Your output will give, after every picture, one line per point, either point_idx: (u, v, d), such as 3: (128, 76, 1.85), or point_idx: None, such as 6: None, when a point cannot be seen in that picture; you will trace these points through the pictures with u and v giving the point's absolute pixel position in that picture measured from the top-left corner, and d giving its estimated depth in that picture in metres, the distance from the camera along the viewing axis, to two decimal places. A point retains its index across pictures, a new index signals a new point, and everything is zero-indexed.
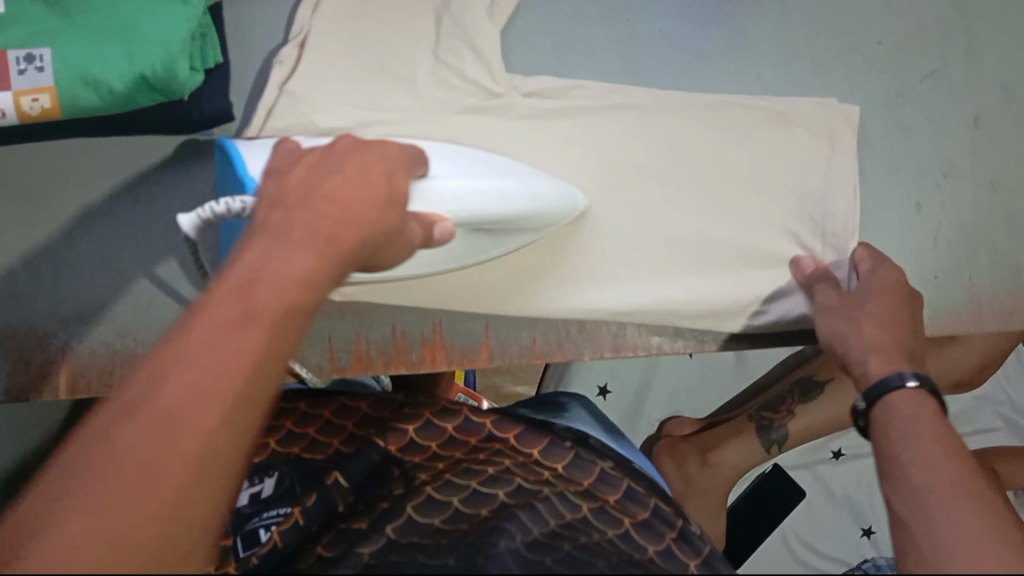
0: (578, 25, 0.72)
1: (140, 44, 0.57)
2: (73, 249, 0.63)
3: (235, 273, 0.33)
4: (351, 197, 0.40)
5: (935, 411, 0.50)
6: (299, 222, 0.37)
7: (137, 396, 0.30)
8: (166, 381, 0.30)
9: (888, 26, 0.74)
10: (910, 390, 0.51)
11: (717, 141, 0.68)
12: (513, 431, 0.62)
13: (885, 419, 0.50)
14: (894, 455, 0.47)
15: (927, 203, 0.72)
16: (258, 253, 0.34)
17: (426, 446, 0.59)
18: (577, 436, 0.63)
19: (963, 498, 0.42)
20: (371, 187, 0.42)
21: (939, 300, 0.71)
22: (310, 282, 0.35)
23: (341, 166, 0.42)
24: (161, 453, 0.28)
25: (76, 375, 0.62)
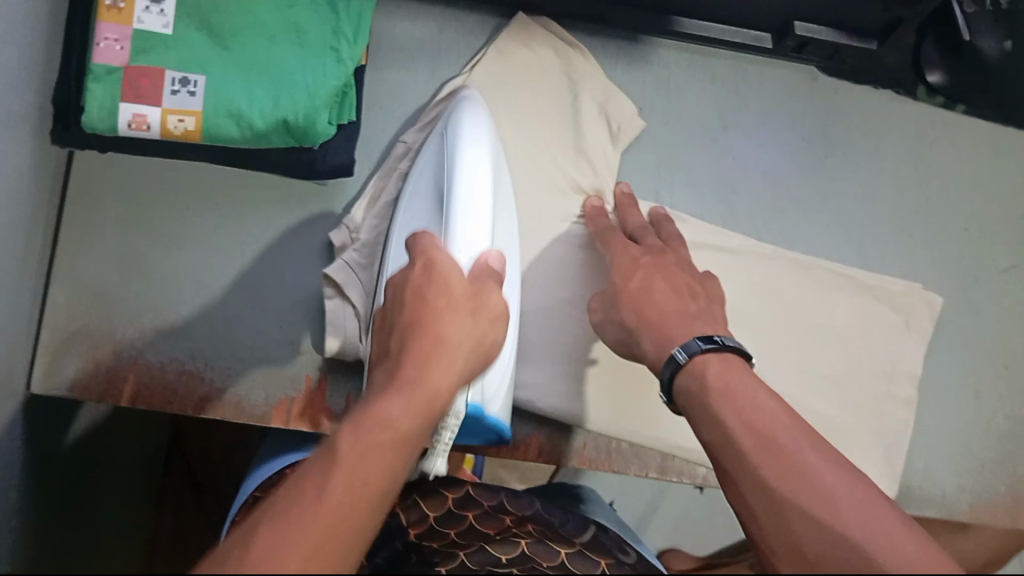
0: (685, 153, 0.74)
1: (289, 89, 0.60)
2: (167, 265, 0.66)
3: (358, 421, 0.35)
4: (449, 320, 0.44)
5: (745, 370, 0.54)
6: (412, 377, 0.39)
7: (267, 538, 0.29)
8: (304, 515, 0.30)
9: (974, 212, 0.76)
10: (688, 363, 0.55)
11: (799, 298, 0.72)
12: (532, 522, 0.62)
13: (704, 396, 0.52)
14: (722, 435, 0.49)
15: (986, 391, 0.75)
16: (386, 403, 0.37)
17: (446, 532, 0.60)
18: (598, 526, 0.65)
19: (784, 414, 0.49)
20: (456, 297, 0.46)
21: (977, 488, 0.73)
22: (412, 439, 0.36)
23: (443, 266, 0.48)
24: None
25: (141, 384, 0.64)
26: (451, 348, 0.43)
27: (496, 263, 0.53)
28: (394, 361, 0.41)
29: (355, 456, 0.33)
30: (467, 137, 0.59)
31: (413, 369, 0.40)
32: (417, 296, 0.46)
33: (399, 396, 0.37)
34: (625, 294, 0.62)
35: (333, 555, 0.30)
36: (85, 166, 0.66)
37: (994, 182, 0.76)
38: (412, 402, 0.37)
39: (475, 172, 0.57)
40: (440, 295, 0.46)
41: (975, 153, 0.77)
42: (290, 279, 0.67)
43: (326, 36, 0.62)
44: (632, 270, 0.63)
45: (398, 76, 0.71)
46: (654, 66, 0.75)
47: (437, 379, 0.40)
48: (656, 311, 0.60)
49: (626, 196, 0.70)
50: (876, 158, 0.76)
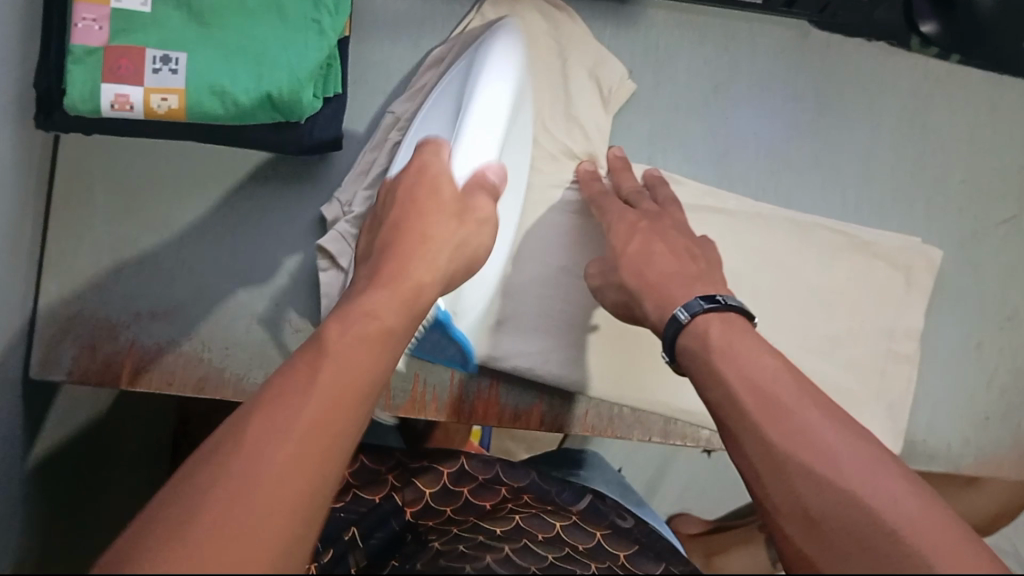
0: (678, 115, 0.73)
1: (271, 65, 0.60)
2: (159, 247, 0.66)
3: (349, 315, 0.40)
4: (438, 203, 0.51)
5: (750, 330, 0.53)
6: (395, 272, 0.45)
7: (286, 388, 0.34)
8: (304, 381, 0.34)
9: (973, 165, 0.75)
10: (689, 324, 0.55)
11: (798, 256, 0.72)
12: (526, 494, 0.63)
13: (706, 356, 0.52)
14: (727, 394, 0.48)
15: (988, 343, 0.74)
16: (370, 301, 0.42)
17: (442, 510, 0.60)
18: (595, 494, 0.64)
19: (789, 372, 0.48)
20: (443, 203, 0.50)
21: (982, 441, 0.73)
22: (394, 330, 0.41)
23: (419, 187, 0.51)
24: (312, 426, 0.33)
25: (139, 368, 0.63)
26: (435, 247, 0.48)
27: (494, 176, 0.54)
28: (378, 279, 0.44)
29: (345, 340, 0.38)
30: (492, 61, 0.59)
31: (393, 265, 0.46)
32: (398, 214, 0.50)
33: (379, 291, 0.43)
34: (623, 256, 0.62)
35: (339, 414, 0.34)
36: (72, 150, 0.65)
37: (992, 133, 0.76)
38: (392, 298, 0.43)
39: (490, 87, 0.57)
40: (433, 201, 0.50)
41: (971, 104, 0.76)
42: (284, 257, 0.67)
43: (307, 8, 0.61)
44: (629, 234, 0.63)
45: (384, 49, 0.71)
46: (644, 28, 0.73)
47: (412, 271, 0.46)
48: (655, 273, 0.59)
49: (619, 160, 0.69)
50: (873, 113, 0.75)
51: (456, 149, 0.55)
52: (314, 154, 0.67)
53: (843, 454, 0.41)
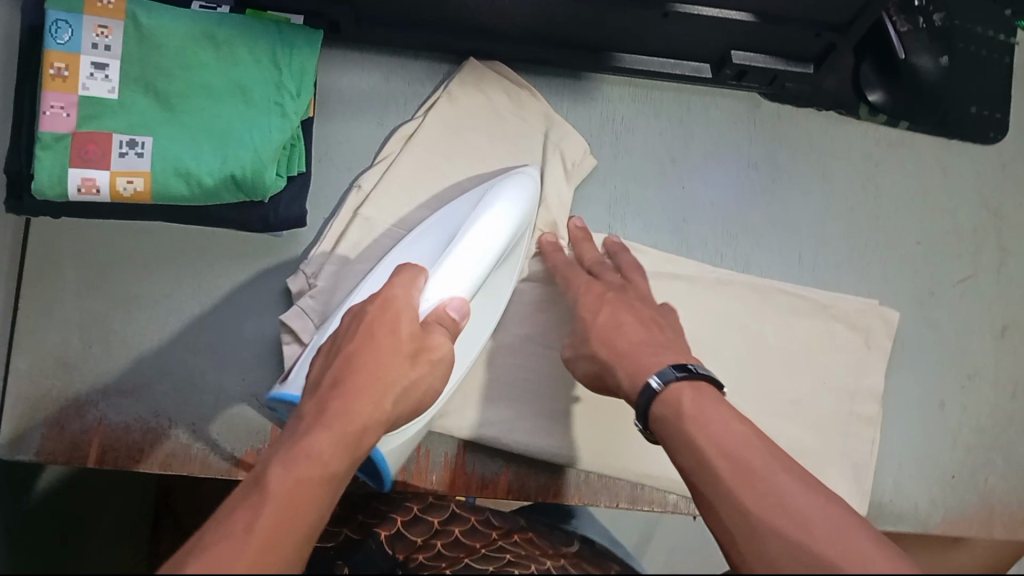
0: (637, 186, 0.75)
1: (235, 144, 0.62)
2: (126, 325, 0.67)
3: (289, 457, 0.41)
4: (385, 359, 0.49)
5: (723, 399, 0.53)
6: (346, 404, 0.46)
7: (215, 539, 0.35)
8: (239, 533, 0.36)
9: (927, 228, 0.77)
10: (662, 392, 0.55)
11: (759, 321, 0.73)
12: (518, 533, 0.61)
13: (675, 417, 0.53)
14: (704, 459, 0.48)
15: (950, 403, 0.75)
16: (308, 442, 0.42)
17: (429, 549, 0.59)
18: (587, 540, 0.63)
19: (757, 439, 0.49)
20: (399, 343, 0.51)
21: (949, 500, 0.73)
22: (334, 475, 0.42)
23: (379, 322, 0.52)
24: (245, 563, 0.34)
25: (106, 445, 0.64)
26: (389, 383, 0.49)
27: (454, 312, 0.56)
28: (326, 394, 0.47)
29: (287, 486, 0.39)
30: (504, 196, 0.62)
31: (338, 405, 0.46)
32: (368, 330, 0.51)
33: (324, 433, 0.43)
34: (594, 326, 0.63)
35: (272, 569, 0.35)
36: (43, 233, 0.67)
37: (943, 196, 0.78)
38: (336, 438, 0.43)
39: (479, 228, 0.60)
40: (387, 330, 0.51)
41: (922, 169, 0.78)
42: (252, 333, 0.68)
43: (269, 91, 0.63)
44: (601, 304, 0.64)
45: (347, 126, 0.73)
46: (600, 103, 0.76)
47: (357, 414, 0.46)
48: (625, 342, 0.60)
49: (580, 230, 0.71)
50: (826, 179, 0.77)
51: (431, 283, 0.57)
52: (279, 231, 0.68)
53: (809, 517, 0.42)
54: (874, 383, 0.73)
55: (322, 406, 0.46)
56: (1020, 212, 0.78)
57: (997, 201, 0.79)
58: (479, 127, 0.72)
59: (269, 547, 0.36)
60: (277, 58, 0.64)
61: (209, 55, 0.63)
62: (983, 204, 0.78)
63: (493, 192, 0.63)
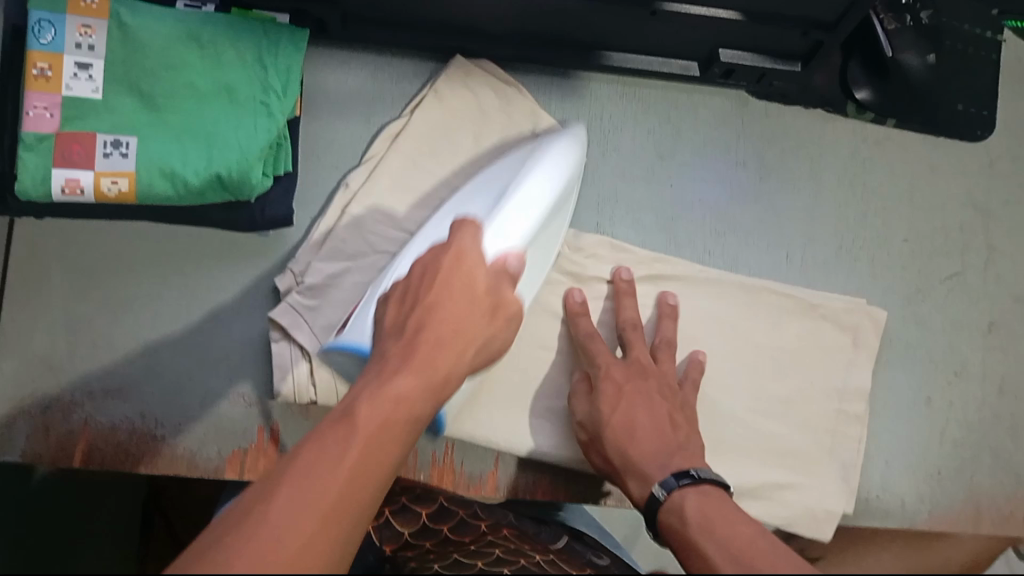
0: (625, 183, 0.75)
1: (222, 145, 0.61)
2: (112, 326, 0.66)
3: (378, 395, 0.44)
4: (459, 308, 0.51)
5: (726, 501, 0.51)
6: (432, 349, 0.48)
7: (302, 466, 0.38)
8: (328, 463, 0.38)
9: (914, 225, 0.77)
10: (666, 501, 0.53)
11: (746, 319, 0.73)
12: (506, 528, 0.64)
13: (689, 529, 0.49)
14: (709, 565, 0.44)
15: (937, 400, 0.75)
16: (396, 383, 0.45)
17: (419, 545, 0.62)
18: (572, 535, 0.66)
19: (760, 533, 0.46)
20: (476, 296, 0.53)
21: (936, 496, 0.74)
22: (416, 417, 0.45)
23: (455, 272, 0.53)
24: (321, 503, 0.37)
25: (93, 446, 0.64)
26: (466, 343, 0.51)
27: (514, 263, 0.56)
28: (410, 339, 0.49)
29: (373, 423, 0.42)
30: (552, 155, 0.63)
31: (426, 354, 0.48)
32: (446, 280, 0.53)
33: (409, 377, 0.46)
34: (608, 425, 0.61)
35: (352, 506, 0.38)
36: (28, 233, 0.67)
37: (930, 193, 0.78)
38: (419, 382, 0.46)
39: (536, 179, 0.60)
40: (464, 285, 0.53)
41: (909, 166, 0.78)
42: (238, 334, 0.68)
43: (256, 91, 0.63)
44: (617, 401, 0.62)
45: (334, 124, 0.73)
46: (588, 100, 0.76)
47: (441, 362, 0.48)
48: (638, 449, 0.59)
49: (626, 283, 0.70)
50: (813, 177, 0.77)
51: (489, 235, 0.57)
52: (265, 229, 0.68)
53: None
54: (860, 381, 0.73)
55: (404, 352, 0.48)
56: (1006, 209, 0.79)
57: (984, 198, 0.79)
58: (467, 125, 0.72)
59: (349, 482, 0.39)
60: (263, 57, 0.63)
61: (195, 55, 0.62)
62: (969, 201, 0.79)
63: (547, 150, 0.63)
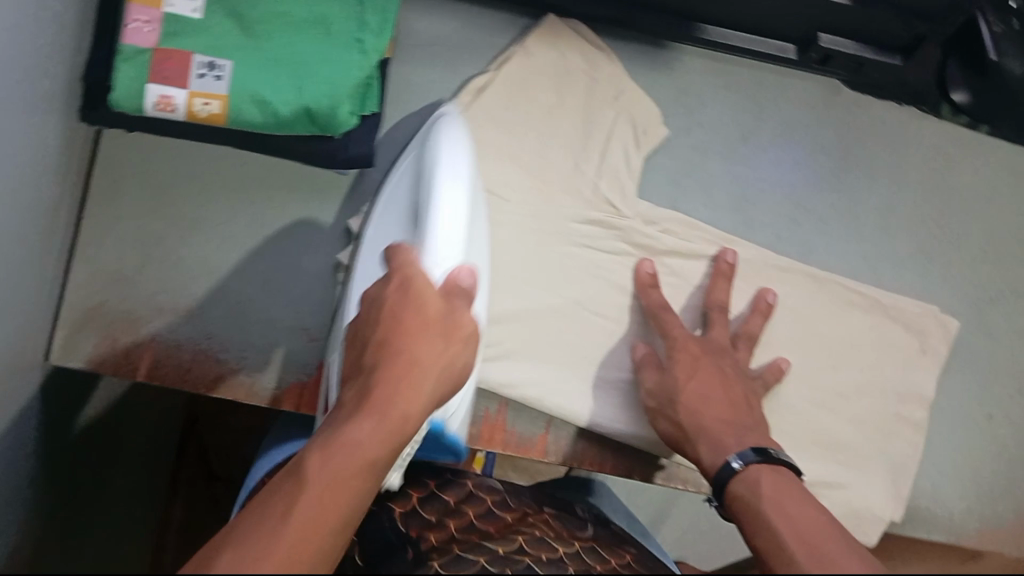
0: (704, 161, 0.74)
1: (314, 78, 0.61)
2: (184, 247, 0.67)
3: (325, 452, 0.39)
4: (430, 344, 0.44)
5: (795, 481, 0.51)
6: (390, 384, 0.42)
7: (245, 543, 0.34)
8: (263, 538, 0.34)
9: (994, 235, 0.76)
10: (742, 471, 0.53)
11: (814, 311, 0.72)
12: (531, 516, 0.62)
13: (756, 502, 0.50)
14: (773, 537, 0.45)
15: (997, 414, 0.74)
16: (345, 434, 0.40)
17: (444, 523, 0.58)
18: (597, 524, 0.65)
19: (823, 510, 0.46)
20: (426, 321, 0.45)
21: (985, 511, 0.73)
22: (374, 465, 0.40)
23: (400, 307, 0.46)
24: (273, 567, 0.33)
25: (156, 361, 0.65)
26: (422, 373, 0.43)
27: (467, 278, 0.48)
28: (361, 390, 0.43)
29: (318, 494, 0.37)
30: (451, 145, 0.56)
31: (383, 392, 0.42)
32: (390, 317, 0.46)
33: (359, 423, 0.40)
34: (682, 394, 0.61)
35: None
36: (112, 146, 0.67)
37: (1015, 204, 0.76)
38: (380, 429, 0.40)
39: (447, 184, 0.52)
40: (414, 315, 0.45)
41: (996, 176, 0.76)
42: (308, 269, 0.68)
43: (352, 27, 0.63)
44: (692, 372, 0.62)
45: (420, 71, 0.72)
46: (677, 73, 0.75)
47: (398, 401, 0.42)
48: (711, 419, 0.59)
49: (728, 266, 0.69)
50: (897, 173, 0.76)
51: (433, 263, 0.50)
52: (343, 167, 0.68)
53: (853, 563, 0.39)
54: (924, 385, 0.72)
55: (360, 395, 0.43)
56: None
57: None
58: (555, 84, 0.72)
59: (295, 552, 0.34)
60: None
61: None
62: None
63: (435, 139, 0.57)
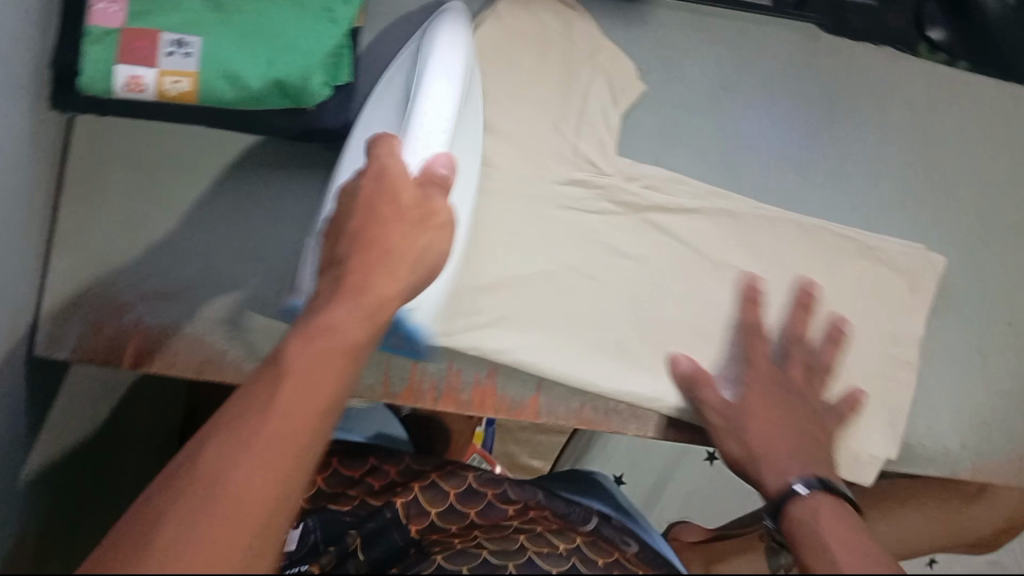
0: (682, 113, 0.74)
1: (284, 50, 0.61)
2: (167, 228, 0.67)
3: (307, 329, 0.40)
4: (395, 230, 0.46)
5: (851, 512, 0.52)
6: (367, 272, 0.44)
7: (231, 439, 0.36)
8: (251, 428, 0.37)
9: (976, 172, 0.76)
10: (805, 496, 0.54)
11: (806, 260, 0.71)
12: (534, 510, 0.64)
13: (809, 523, 0.51)
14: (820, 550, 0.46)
15: (988, 349, 0.74)
16: (331, 315, 0.41)
17: (447, 527, 0.62)
18: (600, 516, 0.65)
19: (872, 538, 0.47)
20: (403, 209, 0.47)
21: (983, 447, 0.72)
22: (360, 347, 0.41)
23: (383, 187, 0.47)
24: (261, 475, 0.36)
25: (141, 346, 0.63)
26: (395, 260, 0.45)
27: (443, 168, 0.50)
28: (342, 262, 0.45)
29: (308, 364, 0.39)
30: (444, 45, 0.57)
31: (360, 276, 0.44)
32: (369, 203, 0.47)
33: (343, 303, 0.42)
34: (752, 425, 0.62)
35: (286, 471, 0.37)
36: (90, 132, 0.67)
37: (995, 139, 0.76)
38: (361, 313, 0.42)
39: (433, 84, 0.54)
40: (391, 206, 0.47)
41: (974, 110, 0.76)
42: (294, 247, 0.67)
43: None
44: (763, 406, 0.63)
45: (393, 42, 0.72)
46: (653, 25, 0.76)
47: (376, 283, 0.44)
48: (779, 451, 0.60)
49: (753, 289, 0.69)
50: (876, 114, 0.75)
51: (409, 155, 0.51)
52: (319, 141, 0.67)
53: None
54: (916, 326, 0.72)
55: (338, 275, 0.44)
56: None
57: None
58: (531, 43, 0.71)
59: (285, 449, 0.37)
60: None
61: None
62: None
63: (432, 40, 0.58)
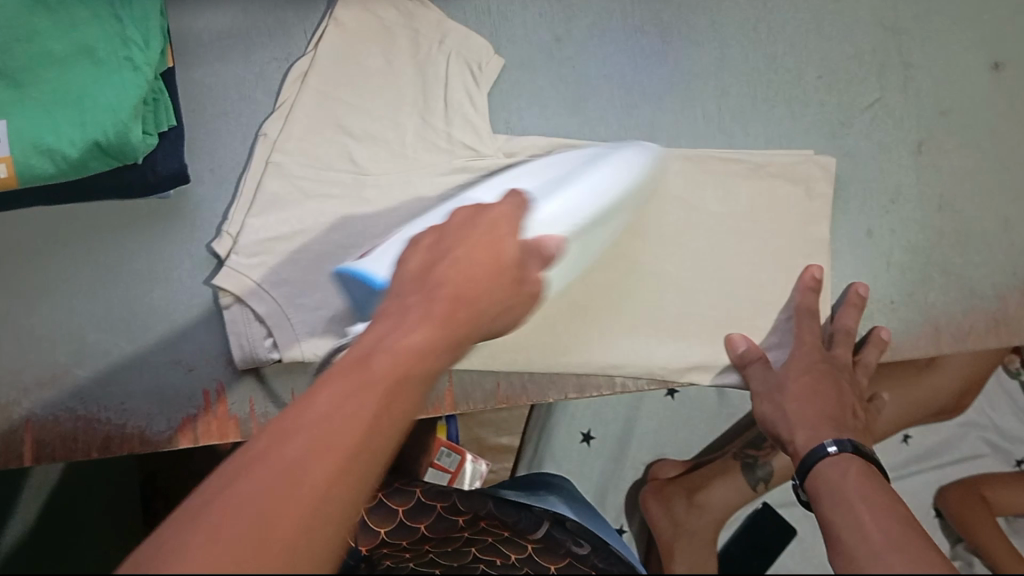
0: (527, 72, 0.72)
1: (92, 109, 0.58)
2: (33, 317, 0.65)
3: (357, 357, 0.39)
4: (481, 270, 0.48)
5: (878, 478, 0.56)
6: (436, 299, 0.45)
7: (278, 448, 0.34)
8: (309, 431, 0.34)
9: (828, 61, 0.75)
10: (832, 458, 0.59)
11: (694, 190, 0.71)
12: (484, 520, 0.64)
13: (836, 494, 0.55)
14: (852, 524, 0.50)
15: (877, 230, 0.74)
16: (399, 337, 0.41)
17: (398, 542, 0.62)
18: (555, 520, 0.65)
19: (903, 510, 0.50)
20: (502, 266, 0.49)
21: (898, 324, 0.74)
22: (426, 373, 0.40)
23: (474, 243, 0.50)
24: (297, 490, 0.32)
25: (37, 441, 0.63)
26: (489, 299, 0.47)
27: (554, 246, 0.54)
28: (433, 271, 0.47)
29: (384, 373, 0.38)
30: (623, 163, 0.65)
31: (439, 301, 0.44)
32: (459, 234, 0.51)
33: (425, 323, 0.42)
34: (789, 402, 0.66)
35: (338, 488, 0.33)
36: None
37: (837, 23, 0.75)
38: (434, 338, 0.42)
39: (600, 188, 0.62)
40: (492, 254, 0.49)
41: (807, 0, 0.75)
42: (176, 302, 0.66)
43: (116, 47, 0.60)
44: (803, 372, 0.68)
45: (223, 70, 0.69)
46: None
47: (461, 312, 0.45)
48: (808, 419, 0.65)
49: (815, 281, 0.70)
50: (715, 27, 0.74)
51: (541, 207, 0.59)
52: (164, 193, 0.65)
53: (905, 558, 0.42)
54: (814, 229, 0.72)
55: (415, 298, 0.45)
56: (917, 22, 0.76)
57: (894, 12, 0.76)
58: (358, 37, 0.68)
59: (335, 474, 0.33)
60: (114, 11, 0.61)
61: (41, 19, 0.58)
62: (879, 21, 0.76)
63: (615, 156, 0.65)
